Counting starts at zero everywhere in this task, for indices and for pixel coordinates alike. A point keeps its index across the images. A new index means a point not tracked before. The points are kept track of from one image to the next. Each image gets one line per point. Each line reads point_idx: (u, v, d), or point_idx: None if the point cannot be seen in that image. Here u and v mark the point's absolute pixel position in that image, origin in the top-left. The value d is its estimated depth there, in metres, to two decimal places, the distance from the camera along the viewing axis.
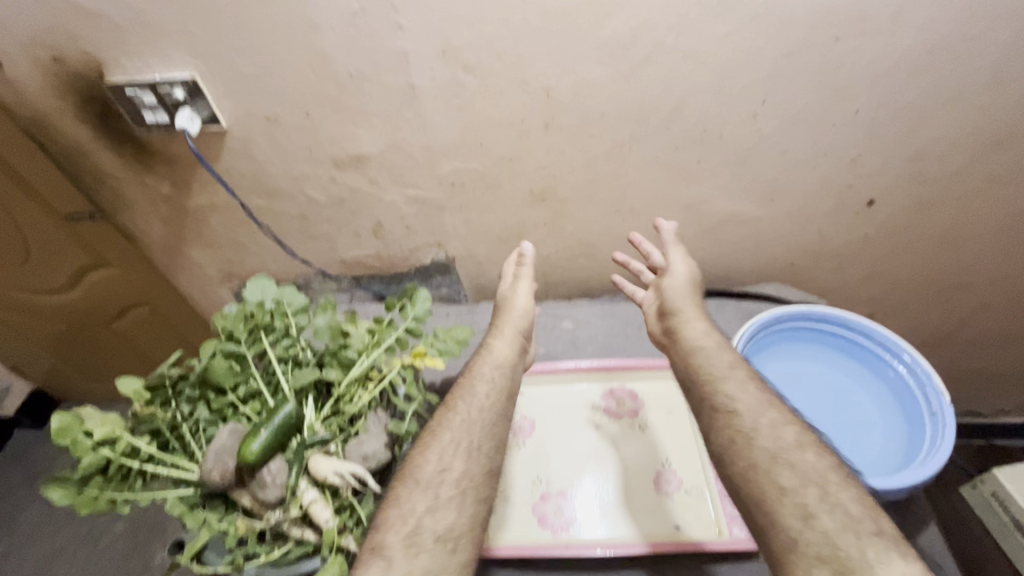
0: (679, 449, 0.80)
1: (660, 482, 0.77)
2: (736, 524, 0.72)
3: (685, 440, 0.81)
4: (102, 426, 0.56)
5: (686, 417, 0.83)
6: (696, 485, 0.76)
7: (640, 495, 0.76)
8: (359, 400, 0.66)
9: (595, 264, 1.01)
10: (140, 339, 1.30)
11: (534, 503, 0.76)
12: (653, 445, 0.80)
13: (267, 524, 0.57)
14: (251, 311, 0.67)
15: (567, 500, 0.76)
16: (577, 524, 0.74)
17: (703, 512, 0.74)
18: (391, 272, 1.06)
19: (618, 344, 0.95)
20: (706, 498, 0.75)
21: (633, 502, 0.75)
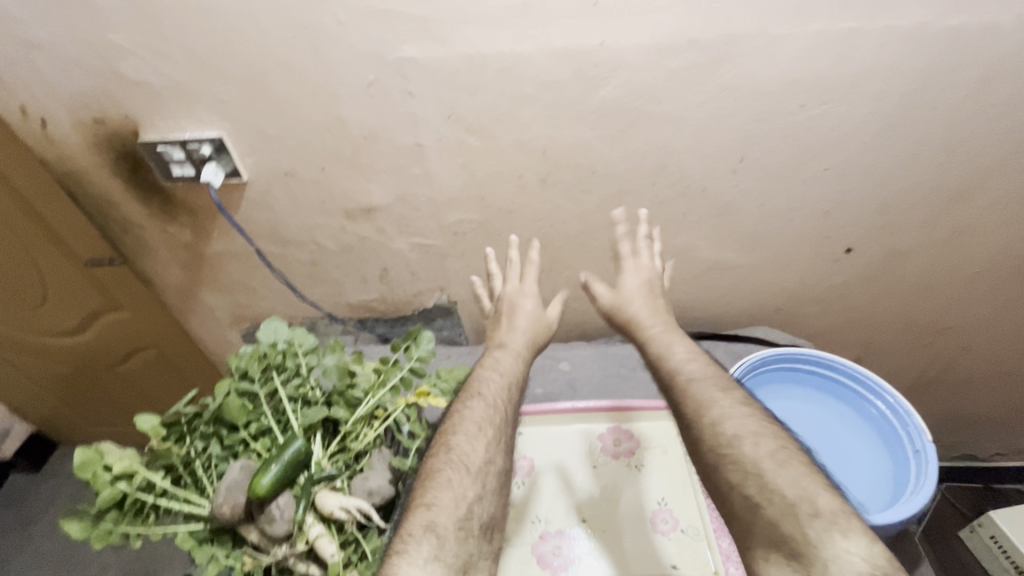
0: (673, 488, 0.82)
1: (656, 521, 0.78)
2: (731, 563, 0.73)
3: (680, 480, 0.83)
4: (120, 461, 0.59)
5: (680, 456, 0.85)
6: (691, 523, 0.78)
7: (636, 534, 0.77)
8: (365, 438, 0.69)
9: (590, 308, 1.06)
10: (146, 380, 1.33)
11: (534, 543, 0.77)
12: (649, 484, 0.82)
13: (274, 558, 0.59)
14: (264, 351, 0.71)
15: (566, 539, 0.78)
16: (576, 563, 0.75)
17: (698, 551, 0.75)
18: (396, 315, 1.10)
19: (613, 385, 0.99)
20: (702, 537, 0.76)
21: (629, 541, 0.77)
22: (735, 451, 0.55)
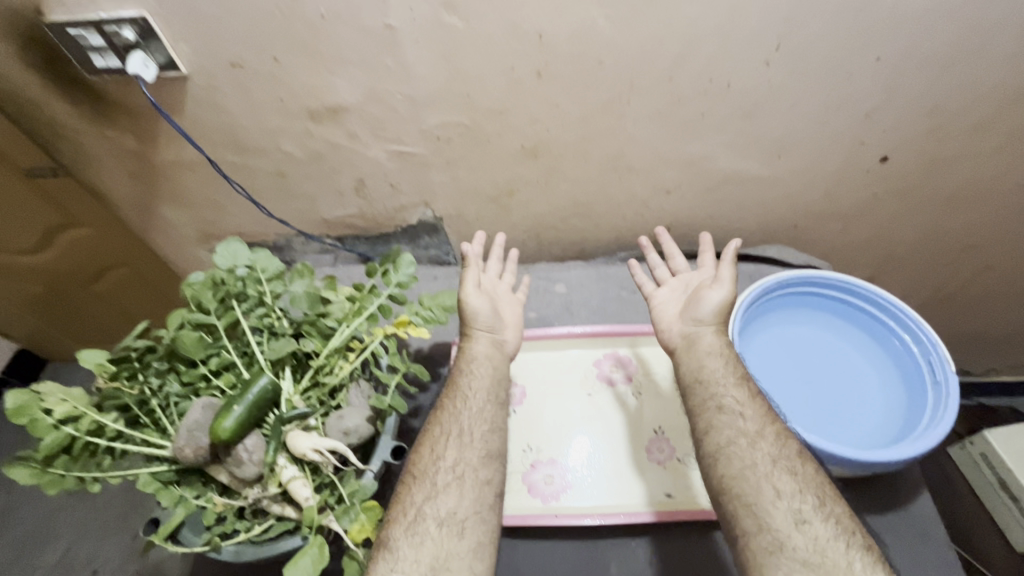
0: (671, 417, 0.78)
1: (651, 449, 0.76)
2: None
3: (678, 408, 0.79)
4: (62, 404, 0.53)
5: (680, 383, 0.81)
6: (688, 452, 0.75)
7: (630, 463, 0.75)
8: (340, 371, 0.63)
9: (589, 224, 0.96)
10: (124, 300, 1.24)
11: (525, 472, 0.75)
12: (646, 413, 0.79)
13: (246, 501, 0.55)
14: (221, 278, 0.63)
15: (558, 468, 0.75)
16: (567, 492, 0.73)
17: (693, 480, 0.73)
18: (376, 233, 1.01)
19: (612, 309, 0.92)
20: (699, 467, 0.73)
21: (623, 470, 0.74)
22: (798, 470, 0.55)
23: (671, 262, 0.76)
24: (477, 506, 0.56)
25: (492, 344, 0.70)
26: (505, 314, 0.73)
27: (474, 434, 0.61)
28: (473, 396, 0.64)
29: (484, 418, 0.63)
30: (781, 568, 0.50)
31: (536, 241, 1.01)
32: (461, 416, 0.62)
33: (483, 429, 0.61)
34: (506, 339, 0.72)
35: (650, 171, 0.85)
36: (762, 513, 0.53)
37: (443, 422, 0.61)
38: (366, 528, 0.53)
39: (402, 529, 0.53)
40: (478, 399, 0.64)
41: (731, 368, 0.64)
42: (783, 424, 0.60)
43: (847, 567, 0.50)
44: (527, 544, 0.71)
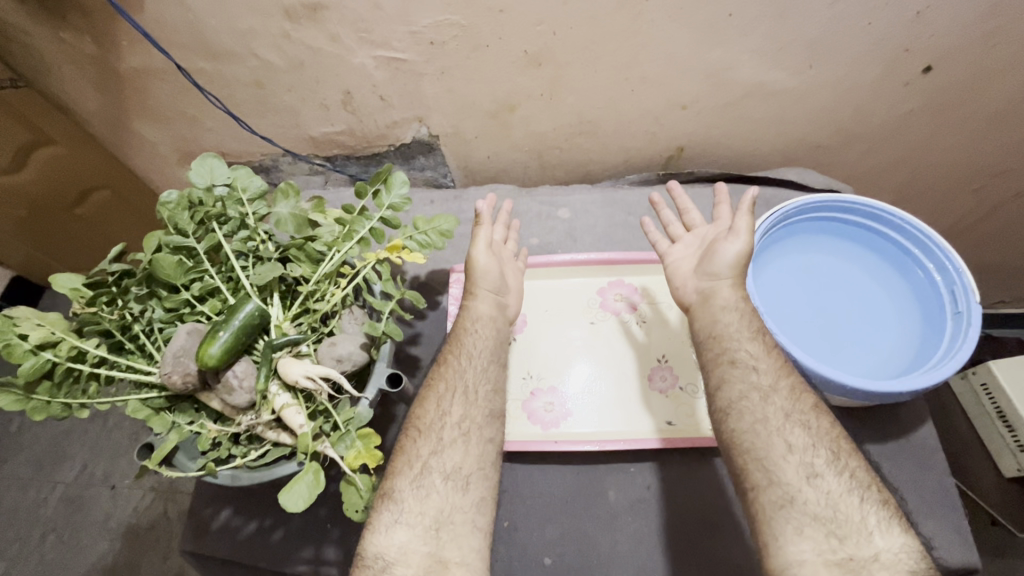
0: (675, 344, 0.76)
1: (654, 377, 0.74)
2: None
3: (683, 335, 0.77)
4: (37, 329, 0.50)
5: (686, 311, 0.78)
6: (691, 381, 0.74)
7: (632, 391, 0.74)
8: (331, 298, 0.60)
9: (596, 143, 0.89)
10: (110, 224, 1.19)
11: (524, 399, 0.74)
12: (651, 342, 0.76)
13: (240, 427, 0.54)
14: (197, 197, 0.58)
15: (558, 395, 0.74)
16: (567, 420, 0.73)
17: (694, 409, 0.72)
18: (368, 152, 0.94)
19: (618, 236, 0.87)
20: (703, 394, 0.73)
21: (623, 398, 0.73)
22: (811, 423, 0.55)
23: (686, 216, 0.70)
24: (481, 463, 0.57)
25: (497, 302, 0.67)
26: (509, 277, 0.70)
27: (480, 393, 0.60)
28: (477, 351, 0.62)
29: (490, 377, 0.61)
30: (791, 521, 0.50)
31: (538, 162, 0.94)
32: (465, 372, 0.61)
33: (487, 389, 0.60)
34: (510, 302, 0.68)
35: (666, 82, 0.77)
36: (772, 467, 0.53)
37: (449, 378, 0.60)
38: (363, 454, 0.51)
39: (409, 483, 0.53)
40: (481, 353, 0.62)
41: (747, 322, 0.60)
42: (799, 377, 0.58)
43: (862, 523, 0.50)
44: (527, 469, 0.71)
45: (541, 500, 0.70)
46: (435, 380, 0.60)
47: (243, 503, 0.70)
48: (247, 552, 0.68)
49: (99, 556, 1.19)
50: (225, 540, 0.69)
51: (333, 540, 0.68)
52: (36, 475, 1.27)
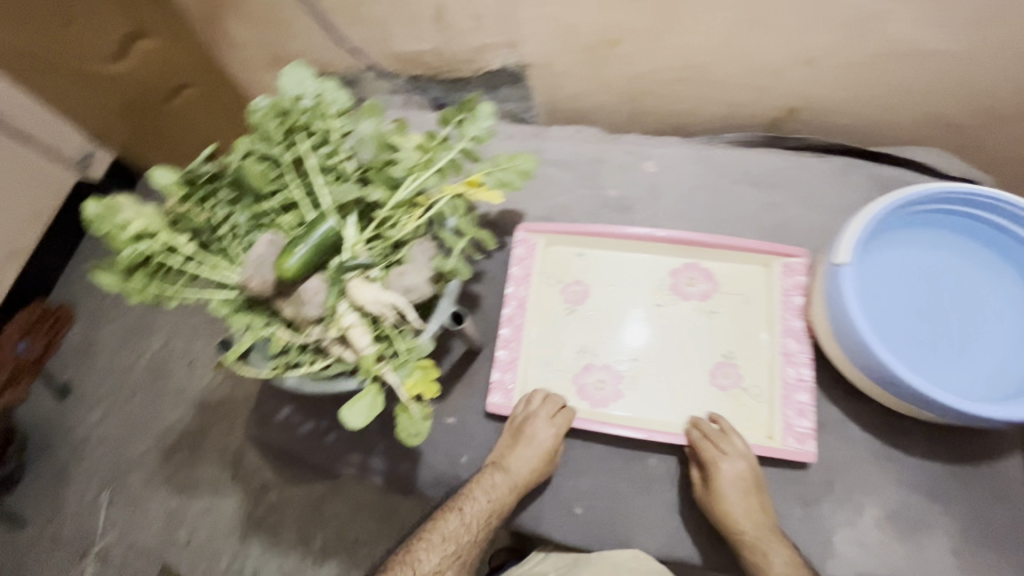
0: (748, 341, 0.70)
1: (717, 375, 0.69)
2: (811, 439, 0.64)
3: (759, 334, 0.70)
4: (137, 220, 0.53)
5: (766, 309, 0.71)
6: (759, 384, 0.68)
7: (691, 387, 0.69)
8: (404, 227, 0.59)
9: (699, 94, 0.81)
10: (199, 121, 1.21)
11: (575, 374, 0.72)
12: (723, 335, 0.71)
13: (308, 339, 0.57)
14: (285, 107, 0.58)
15: (612, 374, 0.71)
16: (617, 401, 0.70)
17: (757, 414, 0.67)
18: (452, 77, 0.90)
19: (705, 200, 0.79)
20: (767, 401, 0.67)
21: (683, 389, 0.69)
22: None
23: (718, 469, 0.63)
24: None
25: (498, 472, 0.66)
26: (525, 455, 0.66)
27: (466, 543, 0.64)
28: (469, 510, 0.64)
29: (467, 531, 0.63)
30: None
31: (630, 107, 0.87)
32: (453, 527, 0.64)
33: (466, 540, 0.63)
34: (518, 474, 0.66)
35: (795, 29, 0.67)
36: None
37: (431, 531, 0.64)
38: (423, 383, 0.52)
39: None
40: (472, 508, 0.64)
41: None
42: None
43: None
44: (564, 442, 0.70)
45: (577, 453, 0.70)
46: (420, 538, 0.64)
47: (303, 403, 0.75)
48: (304, 447, 0.74)
49: (175, 420, 1.34)
50: (285, 433, 0.75)
51: (380, 453, 0.72)
52: (128, 342, 1.43)
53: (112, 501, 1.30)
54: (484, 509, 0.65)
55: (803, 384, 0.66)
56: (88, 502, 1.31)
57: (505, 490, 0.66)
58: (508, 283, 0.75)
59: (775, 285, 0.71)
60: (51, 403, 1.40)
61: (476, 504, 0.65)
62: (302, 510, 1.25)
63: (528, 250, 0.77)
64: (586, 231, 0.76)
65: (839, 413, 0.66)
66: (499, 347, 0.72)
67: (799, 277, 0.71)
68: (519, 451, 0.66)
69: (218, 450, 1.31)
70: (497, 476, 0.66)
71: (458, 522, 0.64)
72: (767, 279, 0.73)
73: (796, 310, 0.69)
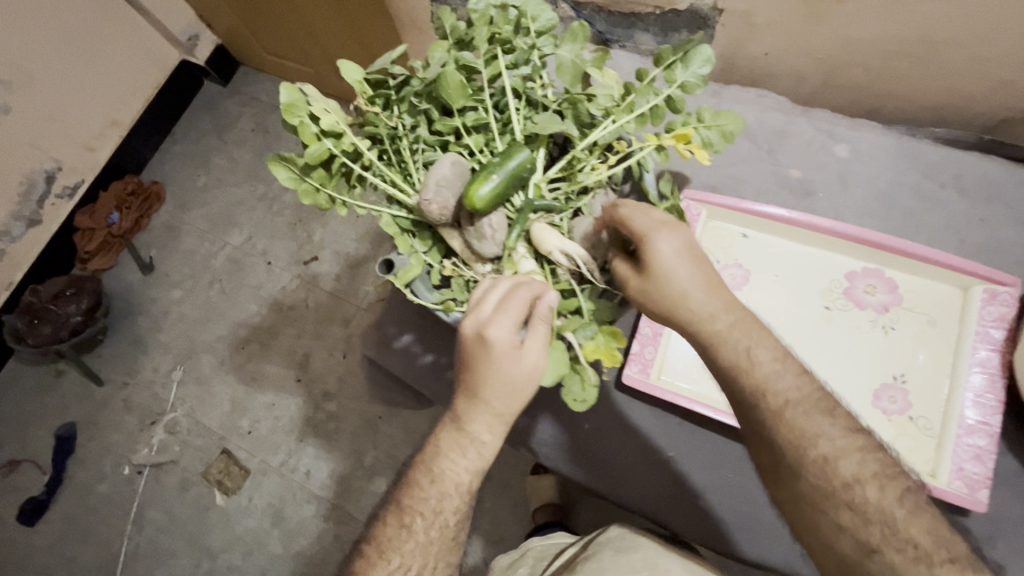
0: (926, 366, 0.62)
1: (881, 396, 0.62)
2: (984, 488, 0.57)
3: (940, 361, 0.62)
4: (328, 115, 0.49)
5: (952, 335, 0.63)
6: (929, 416, 0.61)
7: (851, 402, 0.63)
8: (595, 173, 0.53)
9: (916, 75, 0.69)
10: (314, 18, 1.13)
11: None
12: (896, 353, 0.64)
13: (476, 276, 0.53)
14: (493, 16, 0.52)
15: None
16: None
17: (922, 445, 0.60)
18: (624, 11, 0.79)
19: (901, 200, 0.70)
20: (935, 435, 0.60)
21: (843, 402, 0.63)
22: None
23: (645, 245, 0.47)
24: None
25: (455, 434, 0.49)
26: (480, 407, 0.47)
27: (431, 548, 0.51)
28: (429, 504, 0.50)
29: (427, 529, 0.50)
30: None
31: (820, 79, 0.76)
32: (403, 546, 0.51)
33: (426, 540, 0.51)
34: (478, 437, 0.49)
35: None
36: None
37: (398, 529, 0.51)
38: (600, 350, 0.48)
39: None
40: (430, 501, 0.50)
41: None
42: None
43: None
44: (683, 424, 0.66)
45: (714, 448, 0.65)
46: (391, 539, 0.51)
47: (425, 335, 0.73)
48: (421, 378, 0.72)
49: (249, 314, 1.37)
50: (402, 359, 0.73)
51: None
52: (212, 231, 1.44)
53: (183, 379, 1.35)
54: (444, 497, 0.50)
55: (983, 428, 0.59)
56: (161, 375, 1.37)
57: (467, 460, 0.49)
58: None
59: (971, 312, 0.63)
60: (136, 275, 1.44)
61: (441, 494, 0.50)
62: (359, 425, 1.25)
63: (690, 220, 0.70)
64: (758, 213, 0.68)
65: (1018, 463, 0.59)
66: (643, 319, 0.67)
67: (1002, 307, 0.62)
68: (479, 400, 0.47)
69: (285, 351, 1.33)
70: (453, 443, 0.49)
71: (424, 520, 0.51)
72: (962, 304, 0.64)
73: (991, 344, 0.61)
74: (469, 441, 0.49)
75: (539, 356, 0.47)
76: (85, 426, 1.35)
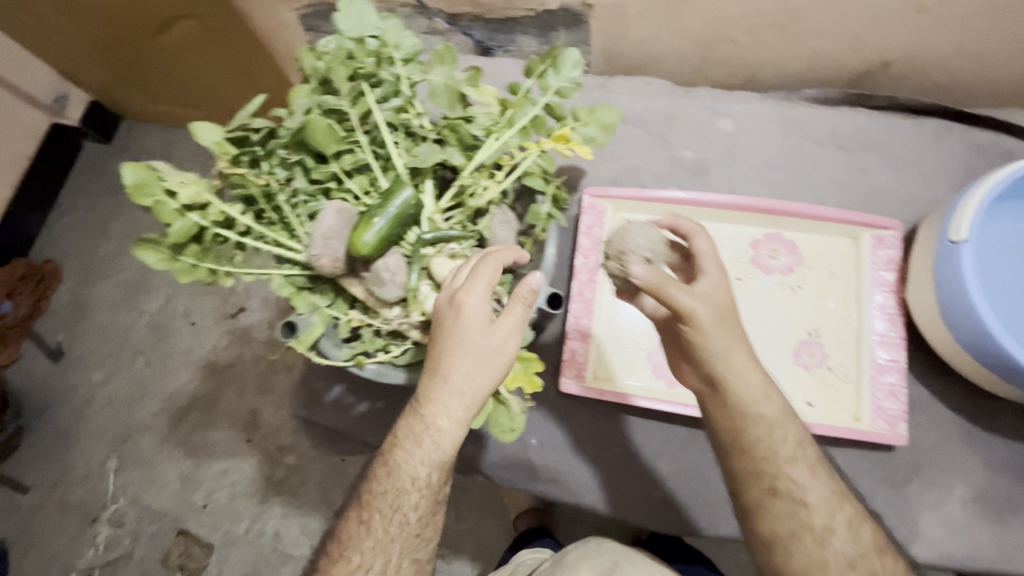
0: (835, 318, 0.66)
1: (801, 352, 0.65)
2: (902, 421, 0.61)
3: (847, 310, 0.66)
4: (185, 187, 0.45)
5: (853, 283, 0.67)
6: (846, 364, 0.64)
7: (775, 365, 0.65)
8: (486, 194, 0.52)
9: (784, 45, 0.72)
10: (192, 62, 1.04)
11: (649, 352, 0.68)
12: (805, 310, 0.67)
13: (385, 323, 0.51)
14: (351, 52, 0.49)
15: None
16: None
17: (844, 393, 0.63)
18: (501, 17, 0.77)
19: (788, 163, 0.73)
20: (854, 380, 0.64)
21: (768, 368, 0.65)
22: None
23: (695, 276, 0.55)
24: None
25: (417, 419, 0.49)
26: (440, 386, 0.47)
27: (393, 543, 0.55)
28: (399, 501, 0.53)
29: (396, 518, 0.54)
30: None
31: (701, 59, 0.77)
32: (366, 542, 0.55)
33: (394, 530, 0.55)
34: (438, 424, 0.48)
35: None
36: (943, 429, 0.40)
37: (367, 527, 0.55)
38: (520, 376, 0.51)
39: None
40: (402, 497, 0.53)
41: None
42: None
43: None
44: (616, 415, 0.67)
45: (661, 436, 0.67)
46: (362, 535, 0.56)
47: (355, 382, 0.70)
48: (360, 428, 0.69)
49: (183, 382, 1.27)
50: (337, 412, 0.70)
51: None
52: (126, 301, 1.33)
53: (121, 467, 1.25)
54: (412, 496, 0.53)
55: (894, 365, 0.63)
56: (95, 468, 1.25)
57: (431, 447, 0.49)
58: (577, 254, 0.70)
59: (866, 259, 0.67)
60: (45, 365, 1.31)
61: (410, 496, 0.53)
62: (323, 473, 1.20)
63: (597, 218, 0.71)
64: (660, 199, 0.70)
65: (926, 392, 0.63)
66: (570, 324, 0.68)
67: (890, 250, 0.66)
68: (437, 375, 0.46)
69: (231, 414, 1.25)
70: (417, 432, 0.49)
71: (396, 517, 0.54)
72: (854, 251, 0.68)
73: (884, 286, 0.65)
74: (425, 428, 0.49)
75: (502, 337, 0.46)
76: (17, 541, 1.23)
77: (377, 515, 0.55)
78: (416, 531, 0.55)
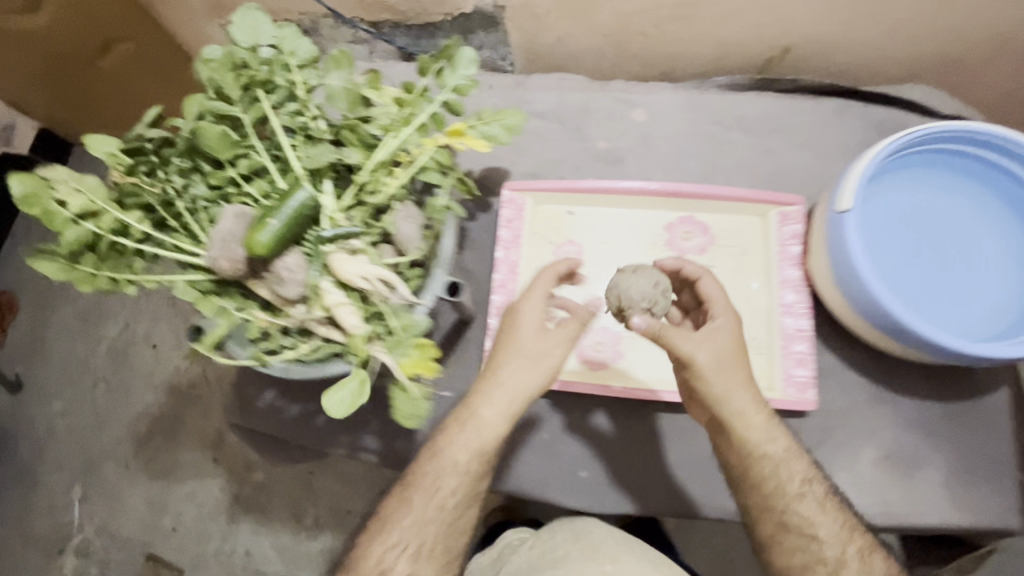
0: (747, 293, 0.68)
1: None
2: (810, 387, 0.64)
3: (758, 285, 0.69)
4: (77, 197, 0.47)
5: (762, 259, 0.69)
6: (759, 336, 0.67)
7: None
8: (386, 190, 0.53)
9: (690, 35, 0.75)
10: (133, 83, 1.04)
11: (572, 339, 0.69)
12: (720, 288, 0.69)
13: (291, 320, 0.52)
14: (241, 59, 0.51)
15: (611, 337, 0.69)
16: (618, 360, 0.69)
17: (759, 365, 0.66)
18: (422, 22, 0.78)
19: (699, 149, 0.76)
20: (765, 351, 0.66)
21: None
22: None
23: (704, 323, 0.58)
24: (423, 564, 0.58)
25: (472, 408, 0.57)
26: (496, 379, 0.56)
27: (431, 523, 0.57)
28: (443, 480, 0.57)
29: (441, 500, 0.57)
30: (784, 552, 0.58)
31: (617, 53, 0.80)
32: (405, 520, 0.58)
33: (434, 512, 0.57)
34: (483, 414, 0.56)
35: None
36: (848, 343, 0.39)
37: (401, 508, 0.58)
38: (418, 363, 0.48)
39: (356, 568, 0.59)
40: (451, 476, 0.57)
41: None
42: None
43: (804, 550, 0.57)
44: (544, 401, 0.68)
45: (588, 420, 0.68)
46: (390, 520, 0.58)
47: (287, 387, 0.70)
48: (296, 432, 0.70)
49: (146, 406, 1.25)
50: (271, 417, 0.70)
51: (375, 433, 0.69)
52: (83, 328, 1.31)
53: (85, 495, 1.23)
54: (457, 474, 0.57)
55: (801, 334, 0.65)
56: (59, 498, 1.23)
57: (479, 437, 0.56)
58: (498, 247, 0.72)
59: (772, 235, 0.69)
60: (4, 397, 1.29)
61: (453, 477, 0.57)
62: (292, 486, 1.19)
63: (517, 211, 0.73)
64: (576, 189, 0.72)
65: (834, 359, 0.66)
66: (492, 315, 0.69)
67: (795, 226, 0.69)
68: (493, 370, 0.57)
69: (196, 434, 1.23)
70: (475, 417, 0.57)
71: (437, 495, 0.57)
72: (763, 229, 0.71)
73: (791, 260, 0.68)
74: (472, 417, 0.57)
75: (551, 344, 0.57)
76: None
77: (415, 495, 0.58)
78: (457, 512, 0.58)
